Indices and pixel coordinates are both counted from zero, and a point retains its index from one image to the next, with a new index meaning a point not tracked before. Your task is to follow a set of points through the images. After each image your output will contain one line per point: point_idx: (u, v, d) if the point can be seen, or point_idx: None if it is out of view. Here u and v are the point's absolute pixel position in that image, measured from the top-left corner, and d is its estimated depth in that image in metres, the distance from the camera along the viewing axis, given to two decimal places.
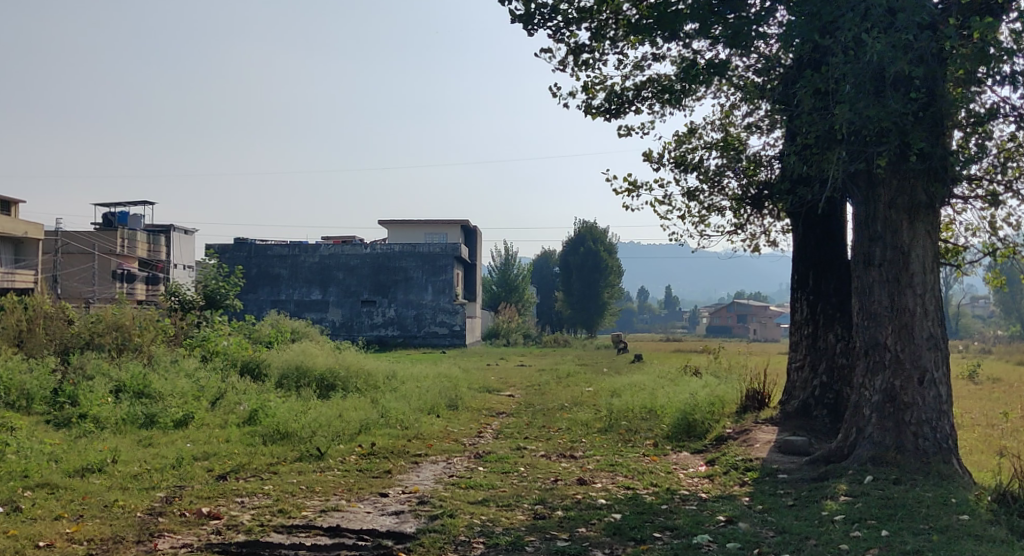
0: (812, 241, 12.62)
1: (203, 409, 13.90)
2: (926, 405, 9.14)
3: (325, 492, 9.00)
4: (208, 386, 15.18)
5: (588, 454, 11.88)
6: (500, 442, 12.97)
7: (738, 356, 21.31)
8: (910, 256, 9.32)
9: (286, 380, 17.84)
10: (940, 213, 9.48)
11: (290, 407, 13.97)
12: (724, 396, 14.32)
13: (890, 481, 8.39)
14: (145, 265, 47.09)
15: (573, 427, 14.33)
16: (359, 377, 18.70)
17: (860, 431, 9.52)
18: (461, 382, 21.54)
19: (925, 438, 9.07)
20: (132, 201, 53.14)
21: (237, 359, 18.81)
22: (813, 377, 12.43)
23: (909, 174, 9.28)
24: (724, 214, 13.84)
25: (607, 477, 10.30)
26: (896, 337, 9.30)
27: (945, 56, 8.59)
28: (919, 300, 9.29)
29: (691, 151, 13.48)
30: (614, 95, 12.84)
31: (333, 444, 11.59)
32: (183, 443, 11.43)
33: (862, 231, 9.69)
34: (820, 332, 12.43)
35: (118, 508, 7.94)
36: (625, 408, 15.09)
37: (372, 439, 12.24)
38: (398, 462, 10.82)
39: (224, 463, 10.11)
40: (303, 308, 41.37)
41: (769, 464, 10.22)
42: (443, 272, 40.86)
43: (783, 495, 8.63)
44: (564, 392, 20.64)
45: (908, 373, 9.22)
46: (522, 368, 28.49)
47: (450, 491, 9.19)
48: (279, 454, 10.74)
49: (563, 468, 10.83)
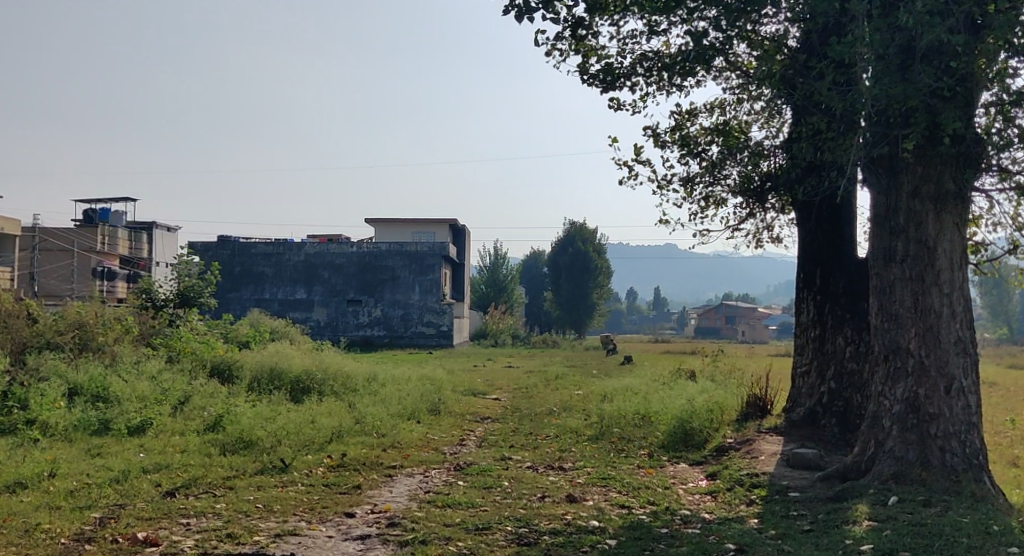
0: (819, 235, 11.72)
1: (164, 414, 12.91)
2: (954, 416, 8.24)
3: (284, 512, 8.01)
4: (172, 390, 14.17)
5: (578, 466, 10.93)
6: (483, 452, 12.03)
7: (732, 359, 20.46)
8: (936, 251, 8.42)
9: (259, 382, 16.83)
10: (969, 205, 8.58)
11: (258, 412, 13.00)
12: (723, 401, 13.37)
13: (919, 504, 7.48)
14: (125, 262, 45.96)
15: (562, 434, 13.37)
16: (337, 379, 17.73)
17: (880, 445, 8.57)
18: (446, 384, 20.62)
19: (953, 453, 8.17)
20: (114, 200, 52.08)
21: (207, 360, 17.77)
22: (820, 383, 11.54)
23: (937, 160, 8.39)
24: (725, 206, 13.00)
25: (599, 493, 9.36)
26: (920, 341, 8.38)
27: (981, 27, 7.74)
28: (945, 300, 8.39)
29: (690, 135, 12.66)
30: (611, 69, 12.06)
31: (300, 454, 10.59)
32: (135, 452, 10.44)
33: (882, 224, 8.75)
34: (828, 335, 11.52)
35: (40, 534, 6.95)
36: (617, 413, 14.13)
37: (343, 449, 11.26)
38: (371, 475, 9.84)
39: (174, 478, 9.10)
40: (286, 307, 40.25)
41: (778, 480, 9.26)
42: (430, 271, 39.98)
43: (798, 518, 7.73)
44: (552, 396, 19.76)
45: (933, 381, 8.31)
46: (509, 371, 27.44)
47: (425, 511, 8.22)
48: (238, 466, 9.73)
49: (551, 482, 9.87)
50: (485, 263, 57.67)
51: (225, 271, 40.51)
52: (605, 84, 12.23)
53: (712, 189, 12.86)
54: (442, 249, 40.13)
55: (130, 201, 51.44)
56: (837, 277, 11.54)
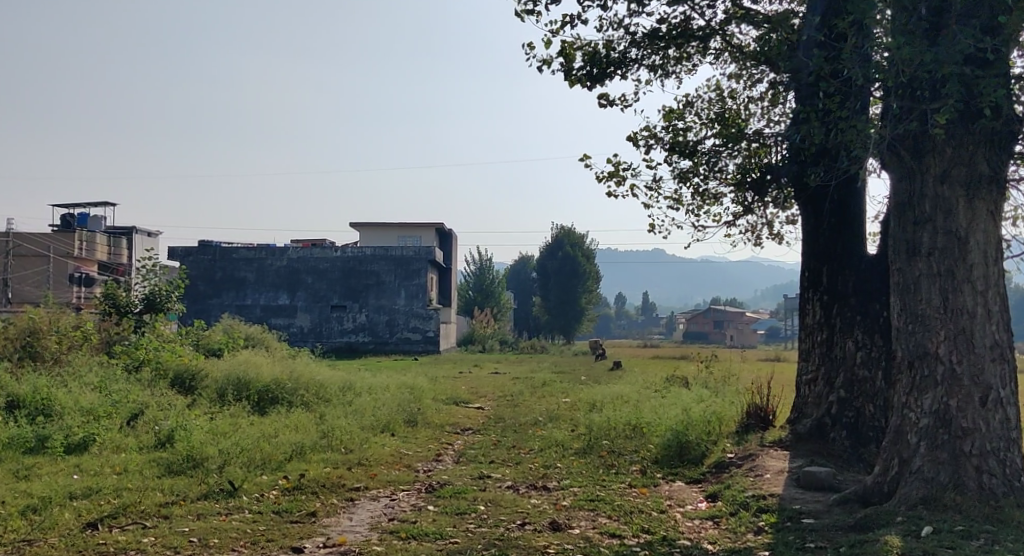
0: (825, 230, 10.70)
1: (113, 428, 11.74)
2: (991, 431, 7.21)
3: (221, 548, 6.91)
4: (125, 401, 13.00)
5: (563, 485, 9.83)
6: (461, 469, 10.93)
7: (728, 364, 19.45)
8: (968, 244, 7.40)
9: (224, 393, 15.64)
10: (1003, 191, 7.57)
11: (216, 427, 11.84)
12: (721, 412, 12.30)
13: (958, 536, 6.47)
14: (105, 268, 44.25)
15: (547, 448, 12.27)
16: (309, 388, 16.59)
17: (904, 464, 7.51)
18: (426, 393, 19.51)
19: (991, 474, 7.15)
20: (92, 204, 50.77)
21: (169, 369, 16.57)
22: (828, 392, 10.51)
23: (969, 139, 7.38)
24: (722, 202, 11.97)
25: (586, 518, 8.29)
26: (950, 346, 7.35)
27: None
28: (978, 299, 7.37)
29: (683, 126, 11.62)
30: (597, 57, 11.06)
31: (254, 475, 9.45)
32: (68, 474, 9.28)
33: (903, 214, 7.72)
34: (836, 339, 10.49)
35: None
36: (607, 423, 13.04)
37: (303, 468, 10.12)
38: (329, 500, 8.73)
39: (100, 506, 7.94)
40: (268, 313, 39.01)
41: (790, 503, 8.20)
42: (416, 276, 38.92)
43: (816, 551, 6.66)
44: (540, 404, 18.68)
45: (967, 391, 7.28)
46: (495, 377, 26.42)
47: (385, 545, 7.13)
48: (179, 490, 8.59)
49: (533, 506, 8.78)
50: (471, 267, 56.48)
51: (207, 277, 39.29)
52: (592, 78, 11.22)
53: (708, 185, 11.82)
54: (428, 253, 39.14)
55: (108, 206, 50.04)
56: (846, 275, 10.50)
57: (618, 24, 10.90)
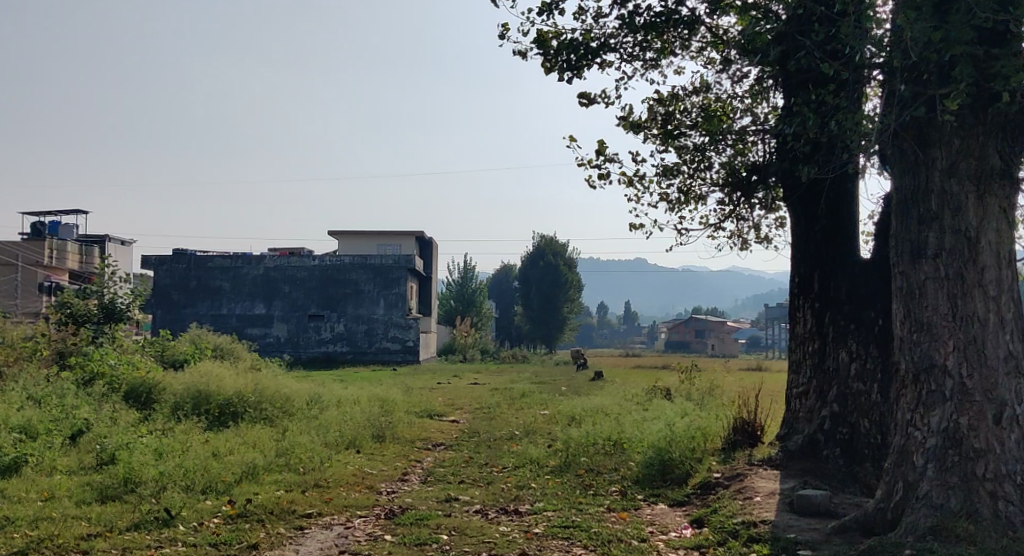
0: (816, 232, 10.00)
1: (51, 449, 10.82)
2: (1007, 453, 6.48)
3: None
4: (71, 417, 12.08)
5: (537, 509, 9.05)
6: (428, 491, 10.11)
7: (713, 375, 18.70)
8: (978, 244, 6.70)
9: (183, 408, 14.72)
10: (1016, 188, 6.88)
11: (167, 446, 10.96)
12: (707, 428, 11.55)
13: None
14: (75, 277, 43.09)
15: (522, 466, 11.47)
16: (273, 403, 15.70)
17: (910, 489, 6.76)
18: (399, 405, 18.62)
19: (1007, 500, 6.40)
20: (63, 211, 49.60)
21: (124, 382, 15.62)
22: (820, 406, 9.77)
23: (979, 129, 6.72)
24: (708, 203, 11.27)
25: (561, 549, 7.48)
26: (960, 358, 6.62)
27: None
28: (990, 305, 6.66)
29: (669, 121, 10.92)
30: (575, 44, 10.34)
31: (195, 500, 8.61)
32: None
33: (907, 213, 6.99)
34: (829, 349, 9.76)
35: None
36: (586, 439, 12.26)
37: (253, 492, 9.26)
38: (276, 529, 7.91)
39: (13, 540, 7.07)
40: (244, 323, 38.04)
41: (784, 531, 7.43)
42: (396, 285, 38.06)
43: None
44: (516, 418, 17.84)
45: (979, 408, 6.55)
46: (472, 389, 25.53)
47: None
48: (107, 519, 7.74)
49: (503, 535, 7.97)
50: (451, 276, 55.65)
51: (182, 285, 38.32)
52: (570, 67, 10.45)
53: (694, 185, 11.10)
54: (408, 262, 38.25)
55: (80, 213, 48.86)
56: (838, 281, 9.79)
57: (597, 12, 10.23)
